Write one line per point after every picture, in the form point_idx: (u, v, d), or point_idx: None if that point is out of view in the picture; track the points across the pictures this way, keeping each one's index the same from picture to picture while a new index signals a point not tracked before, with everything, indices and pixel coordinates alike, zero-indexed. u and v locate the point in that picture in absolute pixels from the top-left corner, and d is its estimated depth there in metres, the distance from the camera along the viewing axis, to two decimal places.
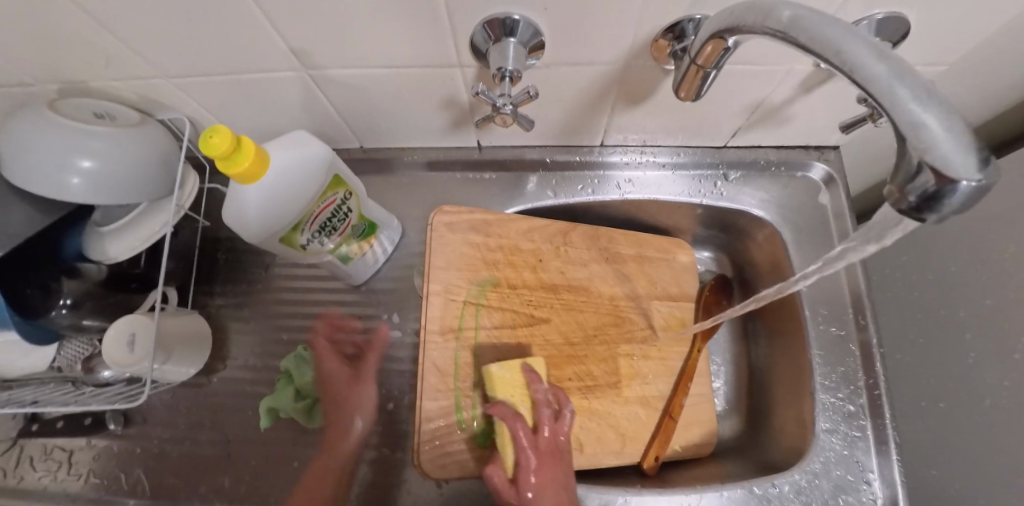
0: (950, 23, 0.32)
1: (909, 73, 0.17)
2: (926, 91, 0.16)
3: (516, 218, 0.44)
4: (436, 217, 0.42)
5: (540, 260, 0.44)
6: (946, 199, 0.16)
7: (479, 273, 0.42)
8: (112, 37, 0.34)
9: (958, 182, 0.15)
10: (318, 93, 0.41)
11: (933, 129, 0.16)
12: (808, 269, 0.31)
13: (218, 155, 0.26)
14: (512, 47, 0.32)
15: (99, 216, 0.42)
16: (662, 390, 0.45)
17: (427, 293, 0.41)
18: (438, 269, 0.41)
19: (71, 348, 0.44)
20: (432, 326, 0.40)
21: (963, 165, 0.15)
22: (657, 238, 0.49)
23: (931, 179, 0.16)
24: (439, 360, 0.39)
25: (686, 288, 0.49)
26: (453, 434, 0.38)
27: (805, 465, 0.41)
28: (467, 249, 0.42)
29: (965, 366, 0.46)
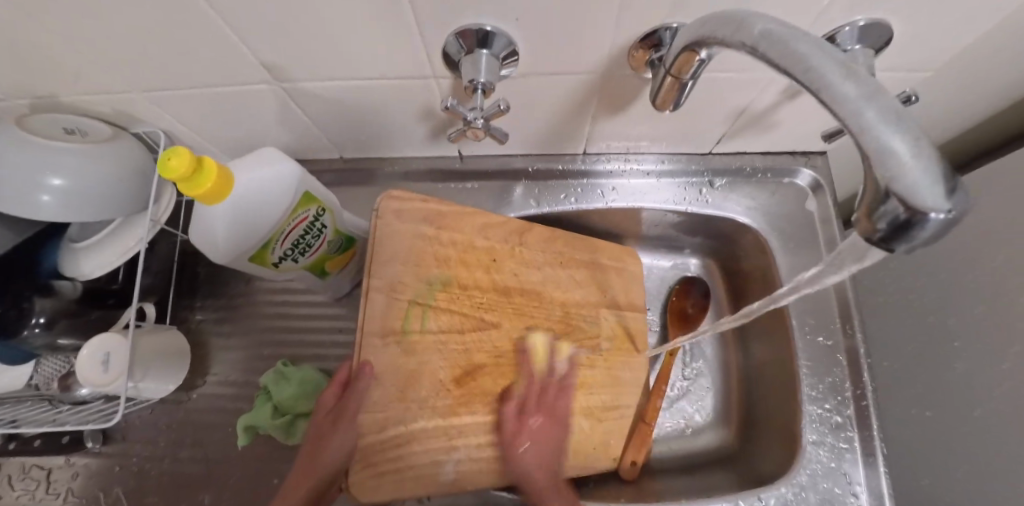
0: (935, 31, 0.31)
1: (879, 95, 0.16)
2: (896, 114, 0.16)
3: (471, 212, 0.39)
4: (384, 202, 0.37)
5: (494, 259, 0.40)
6: (916, 229, 0.15)
7: (428, 270, 0.37)
8: (81, 53, 0.33)
9: (930, 214, 0.14)
10: (293, 106, 0.40)
11: (903, 154, 0.15)
12: (818, 269, 0.26)
13: (179, 178, 0.25)
14: (484, 58, 0.32)
15: (75, 231, 0.42)
16: (606, 401, 0.42)
17: (367, 289, 0.35)
18: (382, 262, 0.36)
19: (48, 366, 0.44)
20: (371, 327, 0.35)
21: (931, 195, 0.14)
22: (609, 246, 0.47)
23: (901, 207, 0.15)
24: (379, 365, 0.34)
25: (636, 299, 0.47)
26: (387, 450, 0.33)
27: (791, 478, 0.40)
28: (415, 242, 0.37)
29: (953, 375, 0.45)
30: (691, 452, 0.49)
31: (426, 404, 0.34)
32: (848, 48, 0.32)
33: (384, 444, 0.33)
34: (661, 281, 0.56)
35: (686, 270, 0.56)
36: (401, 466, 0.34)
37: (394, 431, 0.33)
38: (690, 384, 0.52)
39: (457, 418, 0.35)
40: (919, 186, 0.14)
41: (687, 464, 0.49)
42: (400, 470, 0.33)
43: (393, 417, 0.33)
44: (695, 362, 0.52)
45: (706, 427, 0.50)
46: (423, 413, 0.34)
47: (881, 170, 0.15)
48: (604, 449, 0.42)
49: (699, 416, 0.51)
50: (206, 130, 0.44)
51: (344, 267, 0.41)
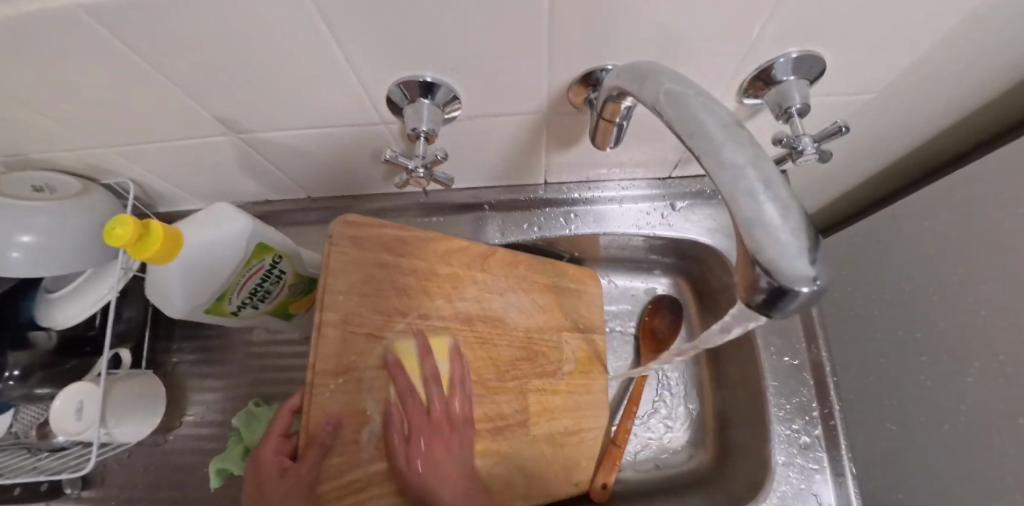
0: (863, 65, 0.32)
1: (760, 159, 0.16)
2: (773, 181, 0.15)
3: (433, 237, 0.38)
4: (338, 229, 0.34)
5: (456, 286, 0.39)
6: (790, 296, 0.14)
7: (387, 300, 0.35)
8: (44, 117, 0.35)
9: (797, 286, 0.14)
10: (252, 153, 0.41)
11: (773, 222, 0.14)
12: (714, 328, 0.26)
13: (125, 244, 0.26)
14: (426, 107, 0.33)
15: (50, 281, 0.43)
16: (567, 426, 0.43)
17: (319, 323, 0.32)
18: (335, 293, 0.33)
19: (27, 414, 0.44)
20: (323, 365, 0.31)
21: (801, 267, 0.14)
22: (566, 266, 0.48)
23: (769, 275, 0.14)
24: (333, 406, 0.31)
25: (596, 320, 0.49)
26: (345, 497, 0.32)
27: (762, 502, 0.40)
28: (373, 270, 0.35)
29: (922, 388, 0.45)
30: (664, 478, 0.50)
31: (387, 443, 0.33)
32: (783, 78, 0.32)
33: (343, 491, 0.31)
34: (632, 301, 0.56)
35: (657, 290, 0.56)
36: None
37: (353, 476, 0.32)
38: (665, 408, 0.53)
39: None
40: (787, 257, 0.14)
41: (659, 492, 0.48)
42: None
43: (351, 460, 0.32)
44: (673, 387, 0.53)
45: (681, 449, 0.51)
46: (380, 454, 0.33)
47: (751, 239, 0.15)
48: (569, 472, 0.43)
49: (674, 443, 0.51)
50: (174, 179, 0.45)
51: (309, 307, 0.42)
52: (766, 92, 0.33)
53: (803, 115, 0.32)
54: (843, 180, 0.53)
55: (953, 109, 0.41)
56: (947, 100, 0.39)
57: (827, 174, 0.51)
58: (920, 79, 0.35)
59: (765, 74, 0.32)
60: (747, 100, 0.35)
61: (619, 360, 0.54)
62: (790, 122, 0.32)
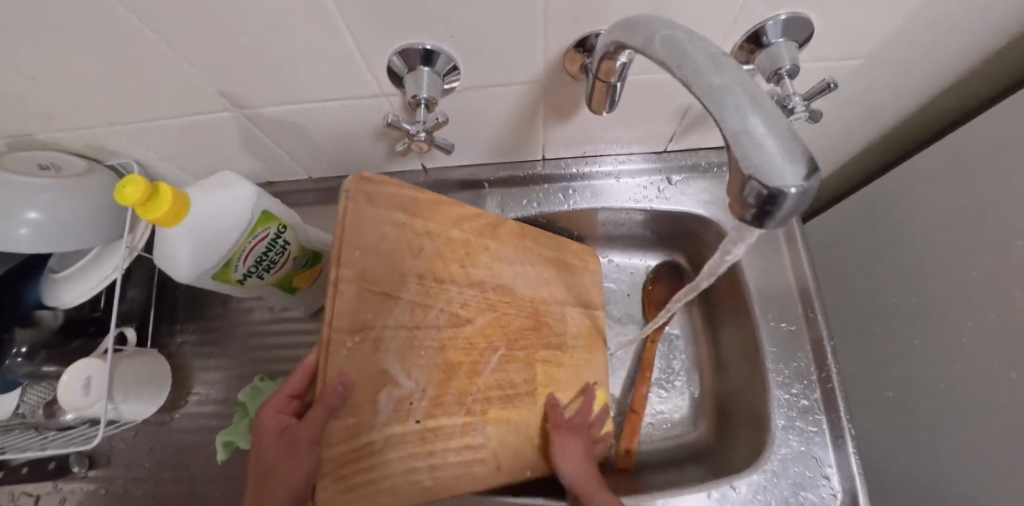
0: (849, 28, 0.33)
1: (746, 81, 0.17)
2: (760, 98, 0.16)
3: (447, 200, 0.37)
4: (356, 184, 0.31)
5: (469, 252, 0.38)
6: (777, 202, 0.15)
7: (403, 260, 0.34)
8: (50, 93, 0.35)
9: (787, 187, 0.14)
10: (254, 130, 0.42)
11: (760, 134, 0.15)
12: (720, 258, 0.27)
13: (134, 204, 0.27)
14: (426, 75, 0.33)
15: (55, 262, 0.44)
16: (570, 400, 0.44)
17: (335, 279, 0.29)
18: (353, 248, 0.30)
19: (35, 393, 0.44)
20: (339, 322, 0.29)
21: (788, 172, 0.14)
22: (569, 244, 0.49)
23: (759, 183, 0.15)
24: (350, 367, 0.29)
25: (596, 298, 0.50)
26: (359, 462, 0.30)
27: (762, 465, 0.41)
28: (389, 228, 0.33)
29: (914, 353, 0.46)
30: (666, 447, 0.51)
31: (403, 407, 0.32)
32: (772, 41, 0.32)
33: (356, 454, 0.30)
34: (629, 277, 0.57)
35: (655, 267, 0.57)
36: (374, 478, 0.31)
37: (367, 439, 0.30)
38: (665, 384, 0.54)
39: (434, 422, 0.34)
40: (771, 162, 0.14)
41: (664, 459, 0.50)
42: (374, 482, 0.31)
43: (366, 424, 0.30)
44: (672, 358, 0.55)
45: (683, 423, 0.52)
46: (394, 418, 0.32)
47: (740, 150, 0.15)
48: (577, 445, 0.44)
49: (674, 413, 0.53)
50: (177, 159, 0.46)
51: (313, 282, 0.43)
52: (756, 55, 0.34)
53: (792, 77, 0.33)
54: (835, 153, 0.54)
55: (939, 75, 0.42)
56: (934, 65, 0.40)
57: (818, 146, 0.52)
58: (908, 41, 0.36)
59: (755, 36, 0.32)
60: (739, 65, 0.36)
61: (620, 336, 0.55)
62: (781, 84, 0.33)
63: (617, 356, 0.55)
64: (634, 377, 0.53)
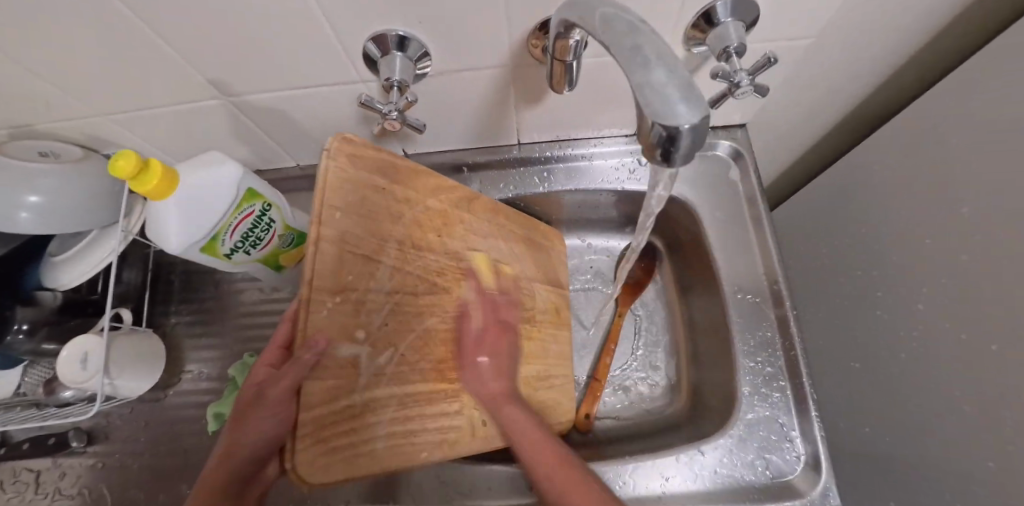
0: (791, 11, 0.35)
1: (655, 42, 0.19)
2: (664, 56, 0.18)
3: (426, 172, 0.40)
4: (337, 144, 0.32)
5: (445, 223, 0.41)
6: (676, 141, 0.17)
7: (382, 226, 0.35)
8: (48, 82, 0.38)
9: (681, 126, 0.17)
10: (242, 118, 0.45)
11: (660, 84, 0.17)
12: (653, 202, 0.31)
13: (127, 177, 0.29)
14: (399, 60, 0.36)
15: (54, 246, 0.46)
16: (539, 372, 0.46)
17: (316, 238, 0.30)
18: (334, 210, 0.31)
19: (36, 372, 0.47)
20: (319, 282, 0.30)
21: (683, 112, 0.17)
22: (539, 224, 0.52)
23: (660, 125, 0.17)
24: (330, 326, 0.30)
25: (562, 278, 0.53)
26: (338, 423, 0.30)
27: (729, 430, 0.43)
28: (369, 193, 0.34)
29: (881, 323, 0.49)
30: (637, 419, 0.53)
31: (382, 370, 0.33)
32: (722, 21, 0.34)
33: (336, 416, 0.30)
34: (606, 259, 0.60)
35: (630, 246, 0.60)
36: (354, 441, 0.31)
37: (348, 401, 0.31)
38: (643, 358, 0.57)
39: (413, 387, 0.35)
40: (667, 104, 0.17)
41: (631, 433, 0.52)
42: (354, 445, 0.31)
43: (347, 384, 0.30)
44: (645, 334, 0.58)
45: (661, 394, 0.54)
46: (376, 380, 0.33)
47: (644, 98, 0.18)
48: (547, 412, 0.46)
49: (651, 386, 0.55)
50: (170, 147, 0.48)
51: (298, 261, 0.45)
52: (707, 35, 0.36)
53: (740, 55, 0.35)
54: (801, 135, 0.57)
55: (890, 55, 0.44)
56: (883, 44, 0.43)
57: (783, 128, 0.55)
58: (854, 21, 0.38)
59: (706, 17, 0.35)
60: (696, 48, 0.38)
61: (599, 314, 0.58)
62: (729, 62, 0.35)
63: (590, 334, 0.57)
64: (601, 348, 0.56)
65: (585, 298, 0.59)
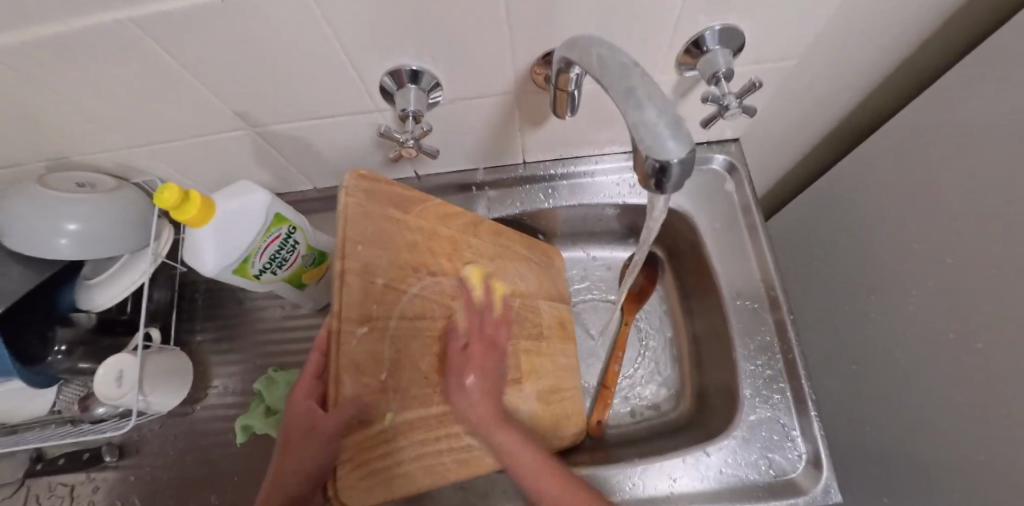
0: (774, 36, 0.38)
1: (650, 82, 0.22)
2: (655, 95, 0.21)
3: (434, 201, 0.42)
4: (354, 181, 0.34)
5: (456, 247, 0.43)
6: (666, 171, 0.20)
7: (399, 254, 0.36)
8: (88, 117, 0.41)
9: (671, 159, 0.19)
10: (265, 146, 0.47)
11: (653, 123, 0.20)
12: (651, 222, 0.34)
13: (169, 207, 0.32)
14: (413, 92, 0.39)
15: (88, 269, 0.49)
16: (552, 383, 0.48)
17: (341, 272, 0.31)
18: (355, 243, 0.32)
19: (71, 390, 0.49)
20: (347, 313, 0.30)
21: (672, 146, 0.19)
22: (539, 242, 0.55)
23: (653, 158, 0.20)
24: (359, 357, 0.30)
25: (560, 289, 0.56)
26: (375, 447, 0.31)
27: (733, 431, 0.45)
28: (384, 223, 0.36)
29: (875, 326, 0.51)
30: (646, 424, 0.55)
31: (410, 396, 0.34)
32: (710, 48, 0.37)
33: (373, 441, 0.31)
34: (610, 269, 0.63)
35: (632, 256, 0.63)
36: (388, 463, 0.33)
37: (383, 427, 0.32)
38: (649, 366, 0.59)
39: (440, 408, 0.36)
40: (658, 141, 0.19)
41: (643, 437, 0.54)
42: (388, 467, 0.33)
43: (380, 411, 0.32)
44: (651, 341, 0.60)
45: (667, 399, 0.56)
46: (406, 405, 0.34)
47: (638, 135, 0.20)
48: (561, 420, 0.49)
49: (658, 391, 0.57)
50: (196, 174, 0.51)
51: (319, 279, 0.47)
52: (697, 60, 0.39)
53: (729, 78, 0.38)
54: (792, 147, 0.60)
55: (870, 71, 0.47)
56: (865, 60, 0.45)
57: (775, 140, 0.57)
58: (834, 41, 0.41)
59: (696, 45, 0.38)
60: (686, 72, 0.41)
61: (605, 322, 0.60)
62: (718, 86, 0.38)
63: (597, 343, 0.59)
64: (609, 355, 0.59)
65: (590, 307, 0.61)
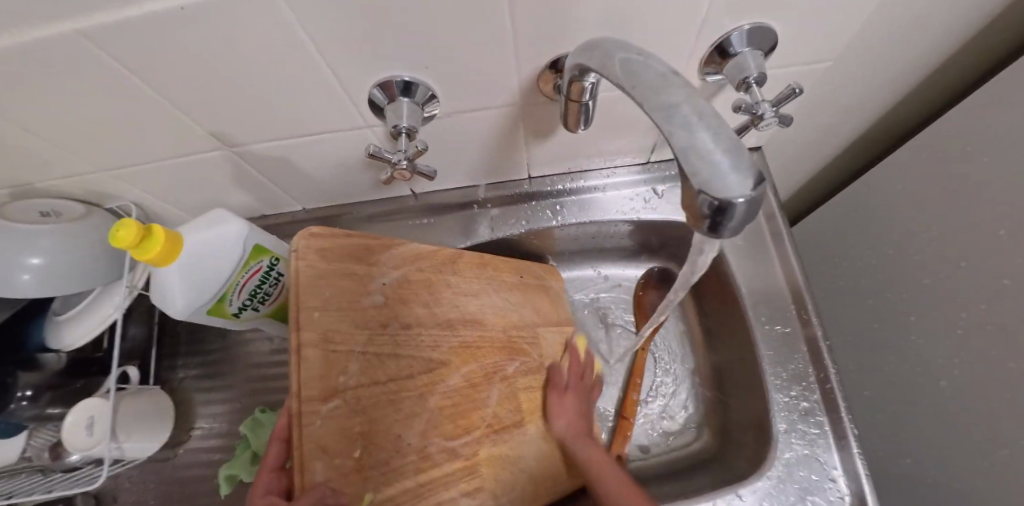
0: (808, 36, 0.34)
1: (697, 100, 0.17)
2: (705, 113, 0.17)
3: (397, 247, 0.40)
4: (303, 242, 0.34)
5: (433, 291, 0.41)
6: (729, 212, 0.16)
7: (366, 311, 0.35)
8: (47, 142, 0.37)
9: (735, 198, 0.15)
10: (246, 167, 0.43)
11: (706, 148, 0.16)
12: (691, 265, 0.29)
13: (128, 246, 0.28)
14: (406, 106, 0.35)
15: (58, 305, 0.45)
16: (560, 419, 0.45)
17: (297, 347, 0.30)
18: (311, 311, 0.32)
19: (41, 437, 0.43)
20: (307, 392, 0.30)
21: (736, 181, 0.15)
22: (534, 265, 0.52)
23: (711, 197, 0.15)
24: (325, 436, 0.30)
25: (563, 313, 0.52)
26: None
27: (767, 471, 0.41)
28: (344, 282, 0.35)
29: (917, 349, 0.47)
30: (669, 455, 0.51)
31: (391, 468, 0.32)
32: (739, 50, 0.33)
33: None
34: (622, 288, 0.58)
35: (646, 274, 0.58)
36: None
37: None
38: (669, 394, 0.54)
39: (426, 475, 0.34)
40: (718, 175, 0.15)
41: (668, 470, 0.50)
42: None
43: (354, 494, 0.30)
44: (669, 367, 0.55)
45: (688, 431, 0.52)
46: (387, 478, 0.32)
47: (689, 166, 0.16)
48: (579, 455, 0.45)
49: (679, 423, 0.53)
50: (173, 198, 0.47)
51: None
52: (723, 65, 0.35)
53: (761, 84, 0.34)
54: (817, 153, 0.55)
55: (908, 70, 0.43)
56: (903, 59, 0.41)
57: (800, 146, 0.53)
58: (872, 39, 0.37)
59: (721, 48, 0.34)
60: (709, 77, 0.37)
61: (619, 346, 0.56)
62: (749, 92, 0.34)
63: (612, 369, 0.55)
64: (624, 383, 0.54)
65: (603, 329, 0.57)
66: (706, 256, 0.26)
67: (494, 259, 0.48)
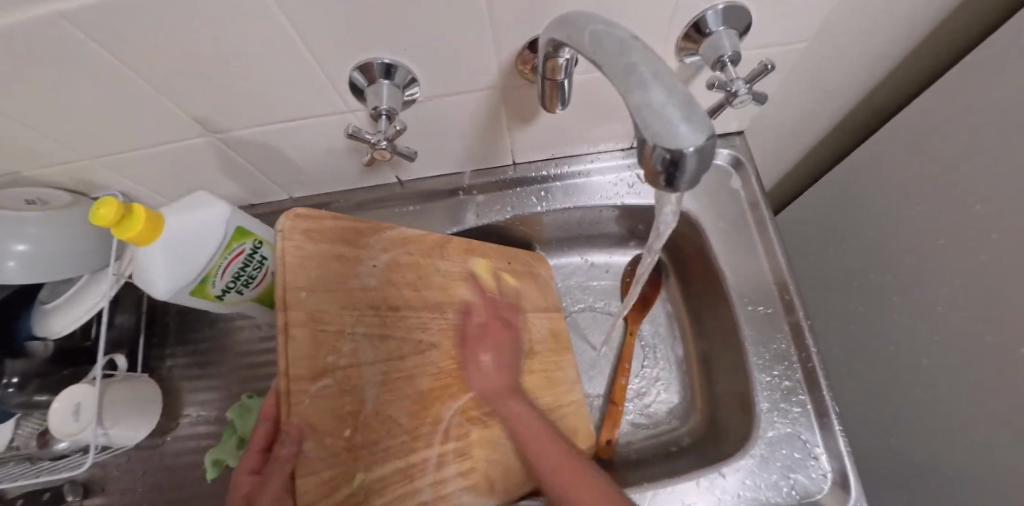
0: (782, 17, 0.34)
1: (654, 60, 0.18)
2: (661, 72, 0.17)
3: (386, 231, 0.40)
4: (289, 223, 0.32)
5: (421, 275, 0.41)
6: (681, 163, 0.16)
7: (353, 294, 0.35)
8: (31, 129, 0.37)
9: (685, 148, 0.16)
10: (231, 153, 0.44)
11: (659, 103, 0.16)
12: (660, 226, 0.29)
13: (109, 224, 0.28)
14: (386, 88, 0.35)
15: (45, 293, 0.46)
16: (548, 402, 0.45)
17: (284, 326, 0.30)
18: (298, 291, 0.31)
19: (28, 426, 0.46)
20: (296, 371, 0.30)
21: (687, 133, 0.16)
22: (522, 252, 0.52)
23: (663, 150, 0.16)
24: (314, 415, 0.29)
25: (551, 300, 0.53)
26: None
27: (749, 449, 0.41)
28: (332, 264, 0.35)
29: (899, 329, 0.47)
30: (658, 438, 0.52)
31: (380, 447, 0.32)
32: (713, 30, 0.34)
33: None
34: (609, 275, 0.59)
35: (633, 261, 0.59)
36: None
37: (349, 488, 0.30)
38: (656, 379, 0.55)
39: (415, 455, 0.34)
40: (669, 126, 0.16)
41: (656, 453, 0.50)
42: None
43: (344, 471, 0.30)
44: (656, 352, 0.56)
45: (675, 415, 0.53)
46: (378, 457, 0.32)
47: (644, 121, 0.16)
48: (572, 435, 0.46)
49: (666, 407, 0.53)
50: (160, 187, 0.48)
51: None
52: (699, 45, 0.35)
53: (736, 63, 0.34)
54: (800, 139, 0.56)
55: (885, 53, 0.43)
56: (880, 42, 0.42)
57: (783, 131, 0.53)
58: (847, 22, 0.38)
59: (697, 28, 0.34)
60: (687, 58, 0.38)
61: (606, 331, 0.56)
62: (725, 70, 0.34)
63: (600, 355, 0.56)
64: (614, 369, 0.55)
65: (590, 315, 0.57)
66: (669, 213, 0.27)
67: (482, 244, 0.48)
